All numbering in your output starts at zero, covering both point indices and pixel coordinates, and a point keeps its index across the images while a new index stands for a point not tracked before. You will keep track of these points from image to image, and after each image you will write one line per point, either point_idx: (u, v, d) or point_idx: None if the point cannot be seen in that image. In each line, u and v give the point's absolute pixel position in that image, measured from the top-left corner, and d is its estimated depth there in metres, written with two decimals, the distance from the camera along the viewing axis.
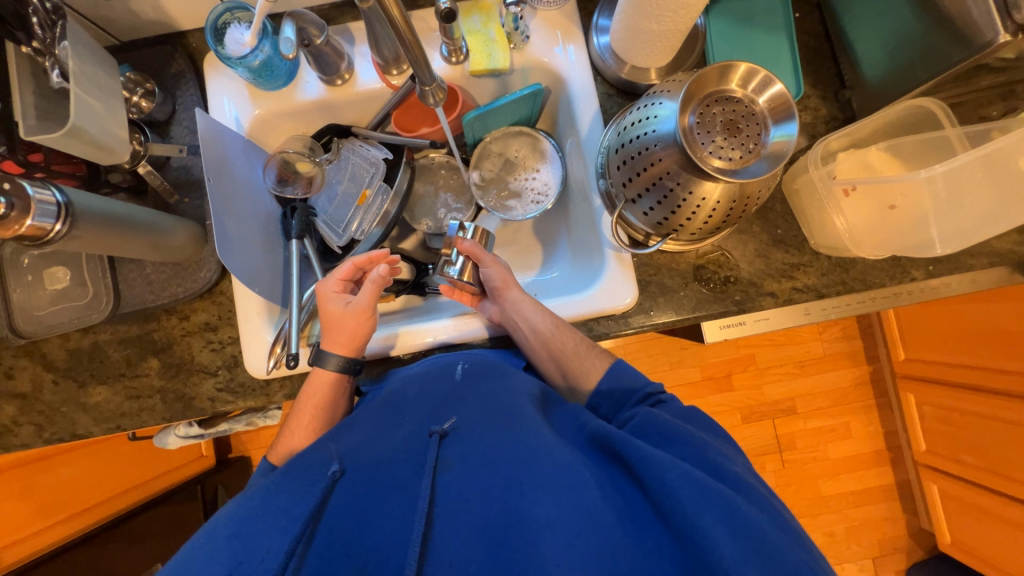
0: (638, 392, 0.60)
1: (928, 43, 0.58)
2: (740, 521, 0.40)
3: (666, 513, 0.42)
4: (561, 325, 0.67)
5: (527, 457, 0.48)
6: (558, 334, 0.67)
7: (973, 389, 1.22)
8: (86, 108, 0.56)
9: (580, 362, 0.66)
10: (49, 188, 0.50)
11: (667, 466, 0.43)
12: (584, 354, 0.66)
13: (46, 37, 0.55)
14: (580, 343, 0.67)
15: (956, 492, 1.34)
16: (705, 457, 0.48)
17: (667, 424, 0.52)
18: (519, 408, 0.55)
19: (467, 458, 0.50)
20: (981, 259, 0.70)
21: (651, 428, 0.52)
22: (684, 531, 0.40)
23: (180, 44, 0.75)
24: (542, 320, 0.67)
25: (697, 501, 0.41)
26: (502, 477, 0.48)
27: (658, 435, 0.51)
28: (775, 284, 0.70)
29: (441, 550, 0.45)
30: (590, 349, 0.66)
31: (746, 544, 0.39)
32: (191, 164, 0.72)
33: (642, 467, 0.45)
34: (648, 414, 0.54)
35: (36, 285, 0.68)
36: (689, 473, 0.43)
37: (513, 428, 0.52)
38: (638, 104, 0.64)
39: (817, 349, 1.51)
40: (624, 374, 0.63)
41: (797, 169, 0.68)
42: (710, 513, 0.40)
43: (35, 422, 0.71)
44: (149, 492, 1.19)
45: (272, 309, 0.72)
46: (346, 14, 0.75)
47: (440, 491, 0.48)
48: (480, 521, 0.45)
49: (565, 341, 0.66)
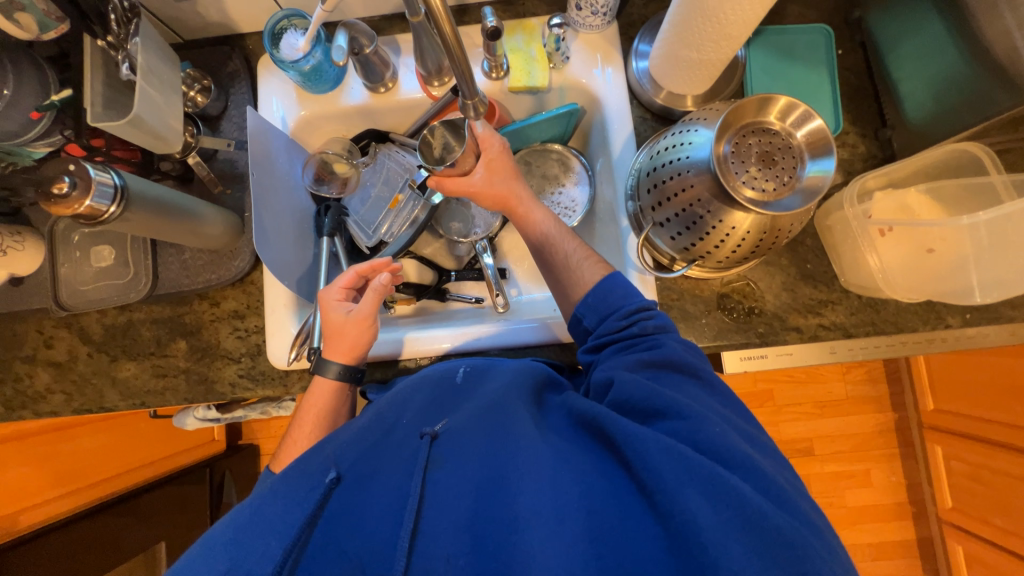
0: (619, 310, 0.57)
1: (977, 88, 0.57)
2: (720, 492, 0.40)
3: (649, 491, 0.42)
4: (563, 231, 0.66)
5: (513, 449, 0.49)
6: (558, 239, 0.65)
7: (1007, 448, 1.16)
8: (148, 100, 0.60)
9: (573, 272, 0.62)
10: (108, 171, 0.53)
11: (647, 444, 0.44)
12: (582, 264, 0.62)
13: (120, 33, 0.59)
14: (578, 251, 0.64)
15: (983, 555, 1.26)
16: (688, 425, 0.46)
17: (646, 387, 0.49)
18: (506, 401, 0.55)
19: (456, 456, 0.51)
20: (1023, 311, 0.67)
21: (632, 395, 0.50)
22: (666, 511, 0.41)
23: (237, 45, 0.79)
24: (546, 222, 0.67)
25: (676, 477, 0.41)
26: (488, 470, 0.48)
27: (640, 405, 0.49)
28: (801, 319, 0.69)
29: (428, 543, 0.45)
30: (588, 260, 0.63)
31: (726, 514, 0.39)
32: (236, 158, 0.75)
33: (625, 447, 0.45)
34: (627, 377, 0.51)
35: (83, 261, 0.72)
36: (670, 448, 0.43)
37: (501, 422, 0.53)
38: (673, 130, 0.64)
39: (840, 390, 1.46)
40: (614, 289, 0.58)
41: (832, 205, 0.67)
42: (687, 487, 0.41)
43: (66, 392, 0.74)
44: (161, 470, 1.22)
45: (298, 302, 0.74)
46: (395, 26, 0.79)
47: (430, 488, 0.49)
48: (466, 515, 0.46)
49: (561, 248, 0.64)
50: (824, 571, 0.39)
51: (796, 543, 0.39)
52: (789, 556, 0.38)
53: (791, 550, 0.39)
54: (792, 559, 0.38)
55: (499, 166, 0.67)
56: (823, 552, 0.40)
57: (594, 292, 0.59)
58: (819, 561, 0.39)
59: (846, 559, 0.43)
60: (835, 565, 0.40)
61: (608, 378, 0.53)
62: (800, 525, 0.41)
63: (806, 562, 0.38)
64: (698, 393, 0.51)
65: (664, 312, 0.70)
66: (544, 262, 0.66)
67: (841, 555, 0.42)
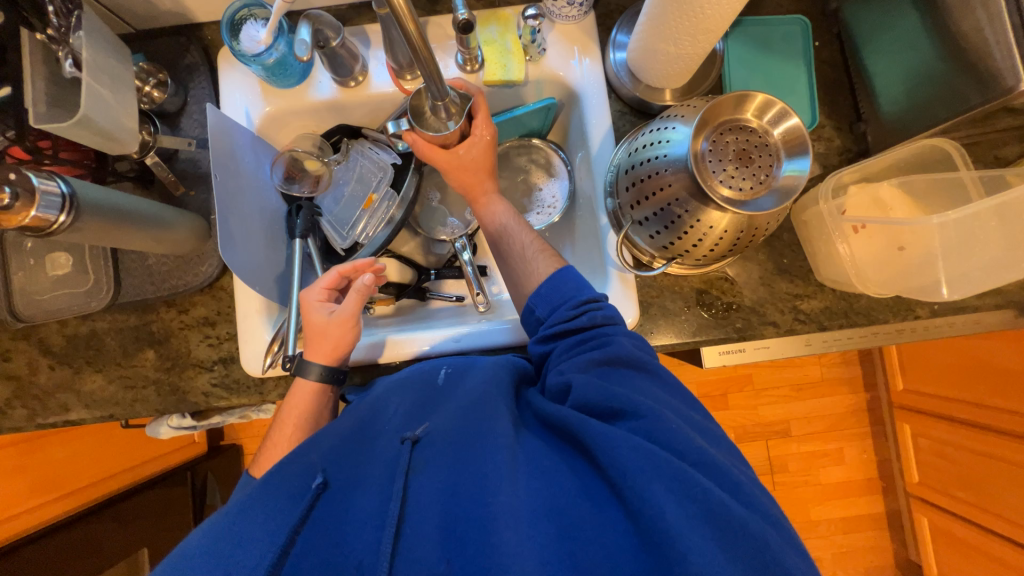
0: (572, 300, 0.57)
1: (949, 84, 0.57)
2: (686, 487, 0.41)
3: (619, 489, 0.43)
4: (518, 226, 0.67)
5: (489, 449, 0.49)
6: (513, 231, 0.67)
7: (972, 425, 1.21)
8: (97, 99, 0.56)
9: (528, 264, 0.64)
10: (55, 179, 0.50)
11: (616, 442, 0.44)
12: (533, 257, 0.64)
13: (62, 25, 0.55)
14: (534, 244, 0.65)
15: (947, 526, 1.33)
16: (646, 423, 0.46)
17: (603, 390, 0.49)
18: (489, 403, 0.54)
19: (438, 458, 0.50)
20: (988, 301, 0.69)
21: (592, 397, 0.49)
22: (635, 506, 0.41)
23: (195, 35, 0.74)
24: (505, 215, 0.68)
25: (645, 473, 0.42)
26: (463, 471, 0.48)
27: (601, 408, 0.49)
28: (778, 313, 0.70)
29: (410, 547, 0.44)
30: (542, 254, 0.64)
31: (691, 509, 0.40)
32: (199, 157, 0.72)
33: (596, 447, 0.45)
34: (580, 381, 0.51)
35: (38, 269, 0.68)
36: (639, 444, 0.44)
37: (476, 424, 0.52)
38: (651, 126, 0.63)
39: (815, 373, 1.50)
40: (566, 281, 0.59)
41: (807, 201, 0.67)
42: (655, 482, 0.41)
43: (28, 406, 0.71)
44: (139, 477, 1.19)
45: (271, 308, 0.71)
46: (363, 16, 0.75)
47: (412, 493, 0.48)
48: (445, 518, 0.45)
49: (512, 241, 0.66)
50: (781, 558, 0.40)
51: (756, 534, 0.40)
52: (750, 548, 0.39)
53: (755, 543, 0.40)
54: (753, 548, 0.39)
55: (471, 161, 0.67)
56: (780, 542, 0.41)
57: (547, 283, 0.60)
58: (778, 552, 0.40)
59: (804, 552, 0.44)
60: (790, 553, 0.41)
61: (564, 385, 0.53)
62: (761, 518, 0.42)
63: (762, 547, 0.40)
64: (647, 386, 0.51)
65: (644, 310, 0.70)
66: (500, 253, 0.67)
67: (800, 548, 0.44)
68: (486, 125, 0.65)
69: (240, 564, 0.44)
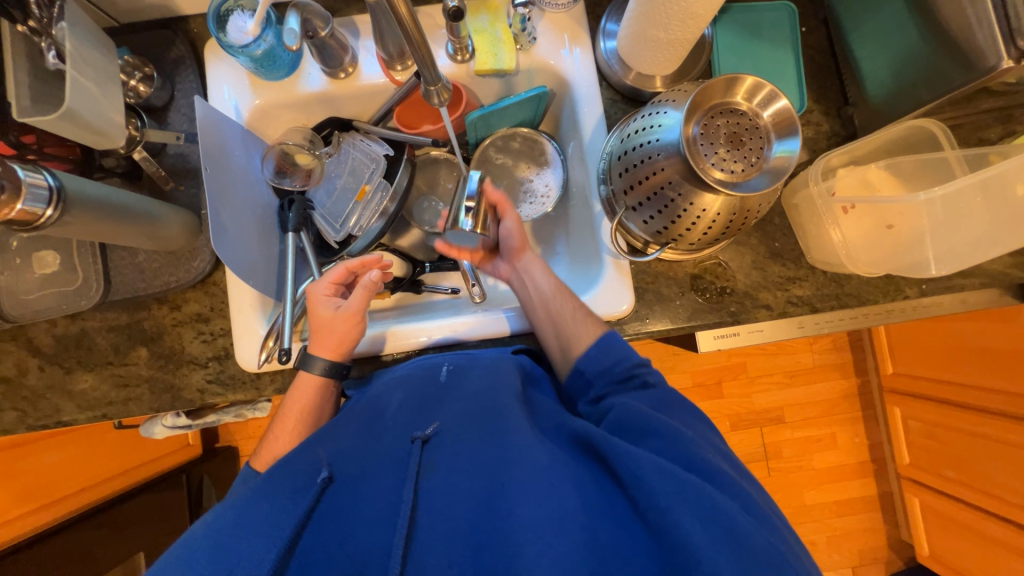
0: (623, 362, 0.59)
1: (933, 65, 0.58)
2: (711, 511, 0.41)
3: (642, 508, 0.43)
4: (564, 288, 0.67)
5: (508, 460, 0.48)
6: (553, 295, 0.66)
7: (958, 406, 1.25)
8: (82, 92, 0.55)
9: (573, 329, 0.63)
10: (42, 172, 0.49)
11: (642, 462, 0.44)
12: (580, 319, 0.64)
13: (43, 17, 0.54)
14: (578, 310, 0.65)
15: (938, 506, 1.36)
16: (679, 448, 0.47)
17: (644, 415, 0.51)
18: (504, 407, 0.54)
19: (452, 463, 0.50)
20: (974, 279, 0.70)
21: (626, 419, 0.51)
22: (657, 524, 0.41)
23: (180, 28, 0.73)
24: (544, 282, 0.67)
25: (671, 494, 0.41)
26: (481, 482, 0.48)
27: (635, 427, 0.50)
28: (770, 296, 0.71)
29: (425, 552, 0.45)
30: (586, 319, 0.64)
31: (717, 533, 0.40)
32: (188, 152, 0.71)
33: (619, 465, 0.45)
34: (625, 404, 0.53)
35: (24, 268, 0.67)
36: (666, 466, 0.43)
37: (497, 431, 0.52)
38: (643, 112, 0.64)
39: (807, 360, 1.52)
40: (613, 345, 0.60)
41: (798, 183, 0.68)
42: (681, 505, 0.41)
43: (18, 408, 0.69)
44: (132, 481, 1.17)
45: (266, 302, 0.71)
46: (352, 6, 0.75)
47: (422, 496, 0.48)
48: (461, 524, 0.46)
49: (563, 303, 0.65)
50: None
51: (777, 561, 0.40)
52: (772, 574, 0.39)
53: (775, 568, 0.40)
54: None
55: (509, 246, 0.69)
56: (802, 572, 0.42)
57: (596, 346, 0.60)
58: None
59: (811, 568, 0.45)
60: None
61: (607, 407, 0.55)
62: (781, 545, 0.42)
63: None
64: (683, 420, 0.54)
65: (639, 296, 0.70)
66: (544, 316, 0.66)
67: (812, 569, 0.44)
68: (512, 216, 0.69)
69: (245, 563, 0.44)
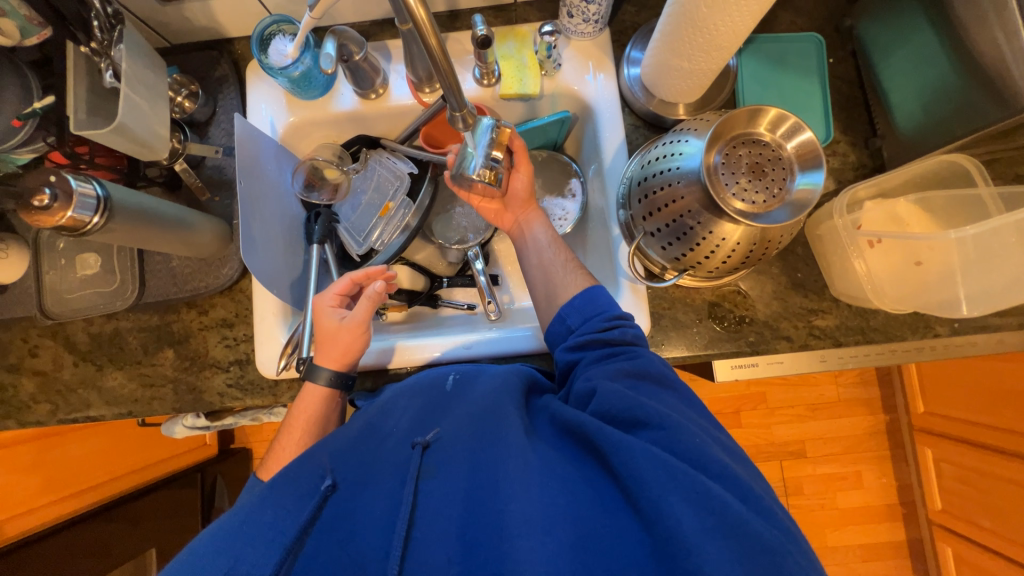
0: (604, 314, 0.58)
1: (967, 100, 0.57)
2: (704, 499, 0.40)
3: (634, 497, 0.43)
4: (559, 242, 0.68)
5: (503, 459, 0.49)
6: (547, 245, 0.68)
7: (996, 451, 1.17)
8: (132, 107, 0.59)
9: (563, 279, 0.64)
10: (92, 182, 0.52)
11: (633, 451, 0.44)
12: (569, 270, 0.65)
13: (105, 39, 0.58)
14: (569, 260, 0.66)
15: (973, 557, 1.27)
16: (668, 435, 0.46)
17: (628, 398, 0.49)
18: (500, 410, 0.54)
19: (450, 465, 0.50)
20: (1010, 320, 0.67)
21: (613, 405, 0.50)
22: (650, 517, 0.41)
23: (225, 49, 0.78)
24: (542, 235, 0.69)
25: (662, 484, 0.41)
26: (477, 480, 0.48)
27: (623, 415, 0.49)
28: (791, 327, 0.69)
29: (422, 550, 0.44)
30: (575, 270, 0.65)
31: (710, 521, 0.39)
32: (225, 164, 0.75)
33: (612, 455, 0.45)
34: (608, 387, 0.51)
35: (68, 269, 0.71)
36: (657, 455, 0.43)
37: (493, 432, 0.52)
38: (664, 139, 0.64)
39: (831, 393, 1.47)
40: (596, 297, 0.60)
41: (822, 215, 0.67)
42: (672, 494, 0.41)
43: (51, 401, 0.73)
44: (150, 477, 1.21)
45: (287, 311, 0.73)
46: (386, 31, 0.78)
47: (422, 498, 0.48)
48: (456, 523, 0.46)
49: (556, 254, 0.67)
50: (799, 573, 0.39)
51: (774, 548, 0.39)
52: (768, 561, 0.39)
53: (771, 555, 0.39)
54: (770, 564, 0.39)
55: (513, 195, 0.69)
56: (797, 555, 0.41)
57: (580, 296, 0.61)
58: (795, 568, 0.39)
59: (813, 556, 0.43)
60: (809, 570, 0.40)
61: (591, 389, 0.53)
62: (777, 529, 0.41)
63: (781, 566, 0.39)
64: (674, 401, 0.52)
65: (655, 321, 0.70)
66: (538, 267, 0.67)
67: (814, 558, 0.43)
68: (523, 164, 0.67)
69: (246, 563, 0.45)
